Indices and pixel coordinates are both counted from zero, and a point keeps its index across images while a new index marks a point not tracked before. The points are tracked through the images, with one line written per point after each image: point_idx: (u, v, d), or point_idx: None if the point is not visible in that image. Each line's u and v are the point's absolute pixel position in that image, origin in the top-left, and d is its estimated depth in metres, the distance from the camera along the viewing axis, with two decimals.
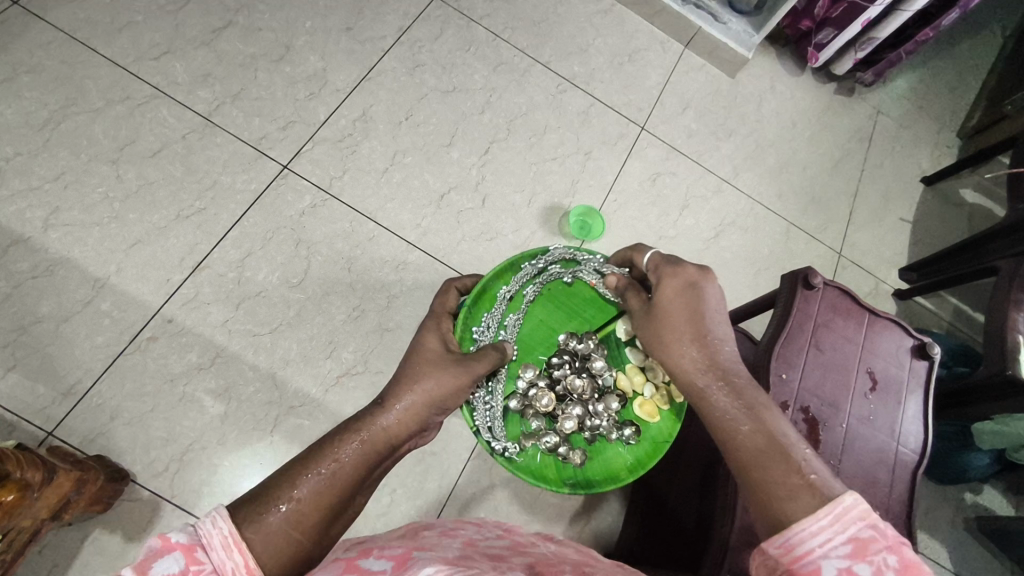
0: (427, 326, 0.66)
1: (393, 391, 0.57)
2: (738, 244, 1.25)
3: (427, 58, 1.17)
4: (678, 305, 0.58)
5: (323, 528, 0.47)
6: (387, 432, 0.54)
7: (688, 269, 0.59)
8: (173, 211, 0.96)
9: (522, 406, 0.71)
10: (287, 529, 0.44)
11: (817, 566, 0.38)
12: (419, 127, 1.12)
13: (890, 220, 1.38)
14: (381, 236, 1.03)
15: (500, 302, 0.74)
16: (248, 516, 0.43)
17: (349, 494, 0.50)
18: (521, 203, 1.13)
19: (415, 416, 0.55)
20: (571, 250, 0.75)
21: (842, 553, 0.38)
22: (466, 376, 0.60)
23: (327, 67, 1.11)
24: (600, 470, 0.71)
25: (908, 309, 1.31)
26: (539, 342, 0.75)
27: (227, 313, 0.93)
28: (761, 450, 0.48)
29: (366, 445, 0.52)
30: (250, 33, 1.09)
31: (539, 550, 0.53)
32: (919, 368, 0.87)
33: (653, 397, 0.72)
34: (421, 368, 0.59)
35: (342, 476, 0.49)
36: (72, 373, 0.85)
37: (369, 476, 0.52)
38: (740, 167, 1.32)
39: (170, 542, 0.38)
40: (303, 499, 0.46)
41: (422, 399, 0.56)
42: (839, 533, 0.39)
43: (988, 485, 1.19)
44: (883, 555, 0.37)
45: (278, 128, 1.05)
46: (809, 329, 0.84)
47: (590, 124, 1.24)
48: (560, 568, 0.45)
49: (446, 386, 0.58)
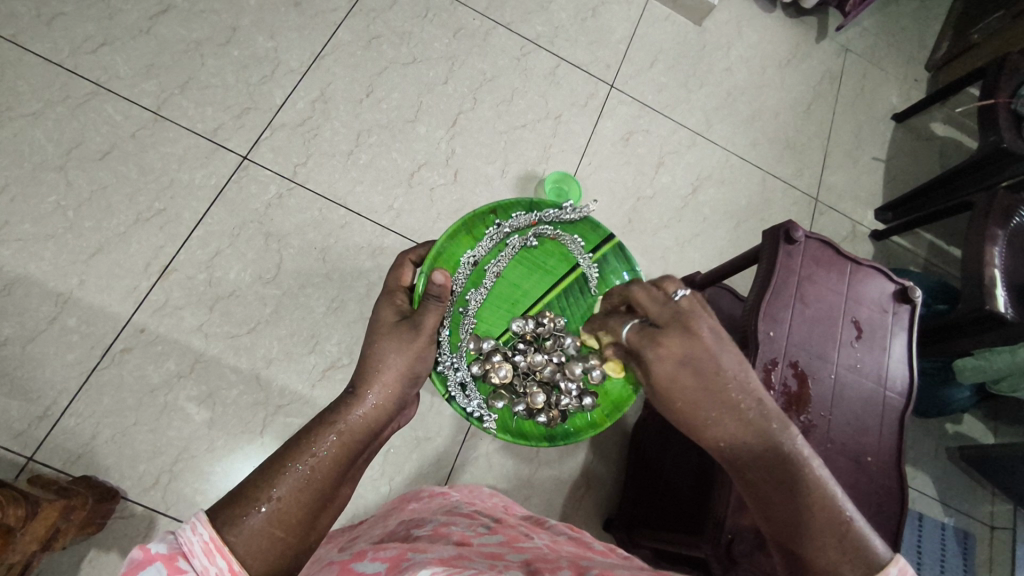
0: (384, 300, 0.63)
1: (360, 376, 0.56)
2: (715, 198, 1.24)
3: (383, 29, 1.12)
4: (682, 381, 0.49)
5: (306, 523, 0.47)
6: (363, 422, 0.53)
7: (694, 339, 0.48)
8: (132, 215, 0.92)
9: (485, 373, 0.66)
10: (270, 528, 0.45)
11: None
12: (381, 103, 1.08)
13: (863, 160, 1.38)
14: (354, 223, 1.00)
15: (461, 269, 0.68)
16: (228, 519, 0.44)
17: (331, 488, 0.50)
18: (493, 174, 1.10)
19: (392, 396, 0.55)
20: (532, 213, 0.71)
21: None
22: (428, 341, 0.58)
23: (277, 47, 1.06)
24: (581, 418, 0.69)
25: (885, 249, 1.33)
26: (496, 305, 0.71)
27: (201, 317, 0.89)
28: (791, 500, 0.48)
29: (344, 436, 0.52)
30: (193, 16, 1.03)
31: (533, 542, 0.54)
32: (902, 313, 0.88)
33: None
34: (378, 344, 0.58)
35: (322, 470, 0.49)
36: (46, 394, 0.81)
37: (350, 469, 0.52)
38: (712, 117, 1.30)
39: (151, 553, 0.39)
40: (282, 498, 0.46)
41: (393, 377, 0.56)
42: None
43: (968, 414, 1.23)
44: None
45: (233, 116, 1.00)
46: (792, 283, 0.84)
47: (558, 87, 1.20)
48: (555, 564, 0.45)
49: (410, 358, 0.57)
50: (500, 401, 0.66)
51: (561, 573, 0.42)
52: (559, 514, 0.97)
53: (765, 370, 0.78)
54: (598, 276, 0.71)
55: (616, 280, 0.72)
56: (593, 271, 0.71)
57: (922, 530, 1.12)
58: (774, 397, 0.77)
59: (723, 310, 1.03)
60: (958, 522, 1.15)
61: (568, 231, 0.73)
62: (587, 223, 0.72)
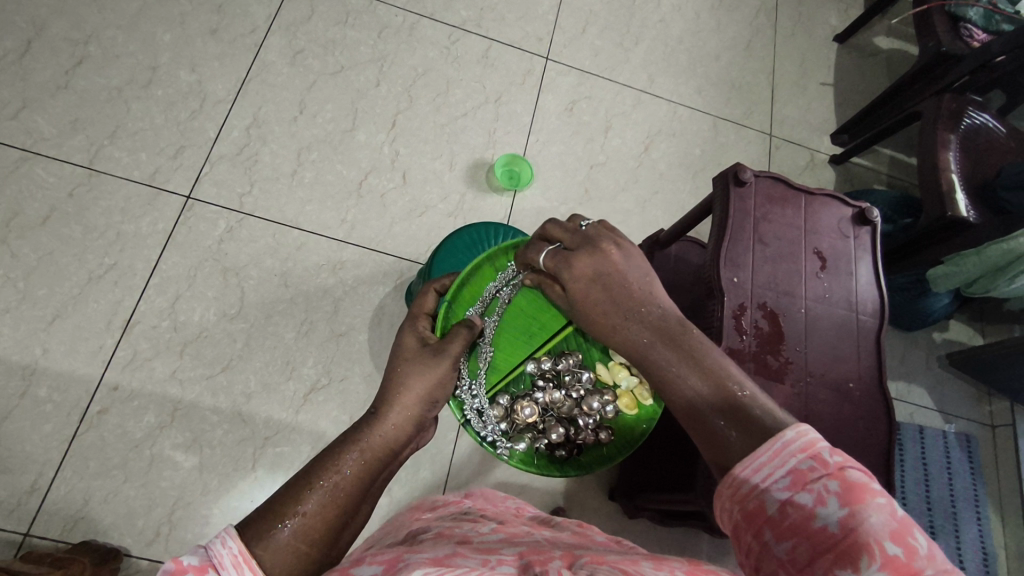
0: (406, 326, 0.57)
1: (385, 393, 0.50)
2: (669, 152, 1.23)
3: (305, 42, 1.10)
4: (590, 289, 0.51)
5: (331, 540, 0.43)
6: (389, 441, 0.48)
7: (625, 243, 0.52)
8: (84, 275, 0.91)
9: (506, 409, 0.61)
10: (296, 543, 0.40)
11: (761, 502, 0.35)
12: (317, 117, 1.07)
13: (812, 88, 1.38)
14: (309, 242, 0.99)
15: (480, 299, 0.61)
16: (255, 533, 0.39)
17: (355, 505, 0.45)
18: (442, 168, 1.09)
19: (417, 417, 0.49)
20: None
21: (783, 485, 0.34)
22: (454, 367, 0.52)
23: (202, 79, 1.04)
24: (595, 455, 0.63)
25: (847, 172, 1.32)
26: (515, 338, 0.62)
27: (173, 364, 0.89)
28: (714, 397, 0.42)
29: (367, 454, 0.46)
30: (110, 63, 1.01)
31: (532, 540, 0.51)
32: (863, 236, 0.88)
33: (633, 388, 0.63)
34: (403, 366, 0.51)
35: (347, 487, 0.44)
36: (30, 469, 0.81)
37: (374, 487, 0.47)
38: (653, 72, 1.28)
39: (183, 565, 0.34)
40: (309, 513, 0.42)
41: (417, 399, 0.50)
42: (779, 468, 0.35)
43: (953, 320, 1.23)
44: (824, 481, 0.33)
45: (169, 158, 0.99)
46: (749, 225, 0.83)
47: (493, 68, 1.18)
48: (549, 555, 0.42)
49: (436, 382, 0.51)
50: (523, 440, 0.60)
51: (554, 562, 0.39)
52: (564, 493, 0.97)
53: (735, 316, 0.78)
54: None
55: None
56: None
57: (925, 443, 1.12)
58: (747, 341, 0.77)
59: (690, 263, 1.06)
60: (958, 428, 1.16)
61: None
62: None
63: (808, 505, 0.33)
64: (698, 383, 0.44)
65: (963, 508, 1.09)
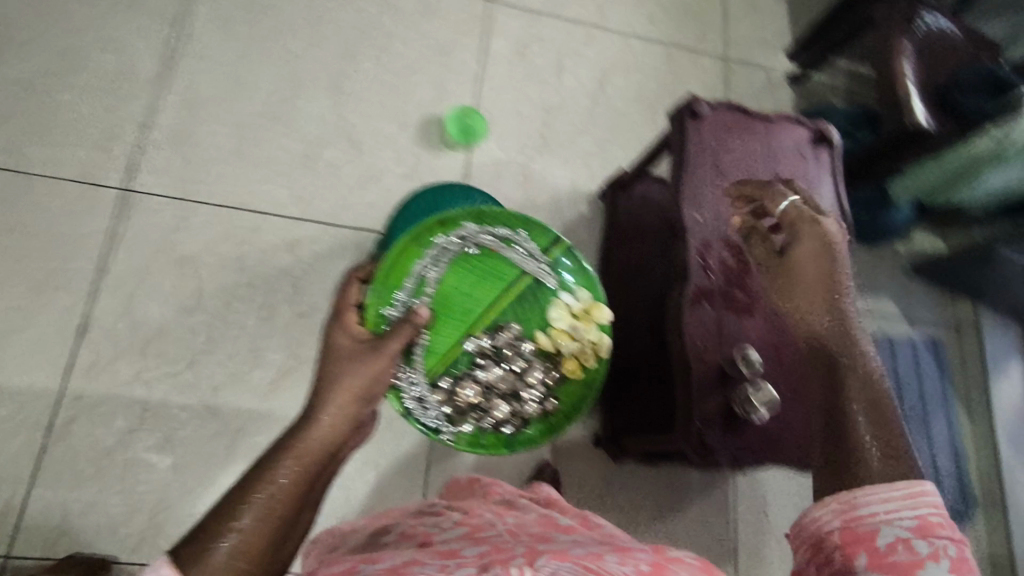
0: (335, 321, 0.58)
1: (316, 395, 0.51)
2: (625, 88, 1.19)
3: (231, 7, 1.03)
4: (807, 249, 0.68)
5: (270, 552, 0.44)
6: (323, 443, 0.49)
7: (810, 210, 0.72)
8: (27, 283, 0.86)
9: (448, 395, 0.65)
10: (233, 563, 0.41)
11: (876, 530, 0.47)
12: (254, 88, 1.00)
13: (765, 5, 1.33)
14: (265, 225, 0.95)
15: (409, 282, 0.64)
16: (191, 556, 0.41)
17: (294, 514, 0.45)
18: (395, 131, 1.04)
19: (351, 414, 0.51)
20: (480, 223, 0.67)
21: (907, 525, 0.46)
22: (387, 360, 0.55)
23: (124, 59, 0.97)
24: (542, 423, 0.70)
25: (806, 90, 1.30)
26: (451, 321, 0.66)
27: (135, 365, 0.86)
28: (870, 407, 0.54)
29: (303, 459, 0.47)
30: (20, 50, 0.94)
31: (496, 530, 0.52)
32: (824, 157, 0.87)
33: (574, 354, 0.69)
34: (337, 365, 0.53)
35: (284, 497, 0.45)
36: (2, 488, 0.79)
37: (312, 492, 0.48)
38: (603, 5, 1.23)
39: None
40: (247, 529, 0.42)
41: (350, 395, 0.51)
42: (908, 509, 0.47)
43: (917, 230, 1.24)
44: (945, 543, 0.45)
45: (99, 149, 0.93)
46: (709, 159, 0.82)
47: (435, 16, 1.12)
48: (511, 553, 0.42)
49: (369, 377, 0.53)
50: (468, 420, 0.67)
51: (512, 563, 0.40)
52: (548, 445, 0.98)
53: (701, 255, 0.77)
54: (552, 280, 0.69)
55: (568, 282, 0.69)
56: (544, 275, 0.68)
57: (894, 352, 1.14)
58: (715, 279, 0.77)
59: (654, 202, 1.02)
60: (926, 333, 1.19)
61: (511, 240, 0.68)
62: (533, 227, 0.69)
63: (923, 552, 0.45)
64: (852, 396, 0.55)
65: (934, 410, 1.12)
